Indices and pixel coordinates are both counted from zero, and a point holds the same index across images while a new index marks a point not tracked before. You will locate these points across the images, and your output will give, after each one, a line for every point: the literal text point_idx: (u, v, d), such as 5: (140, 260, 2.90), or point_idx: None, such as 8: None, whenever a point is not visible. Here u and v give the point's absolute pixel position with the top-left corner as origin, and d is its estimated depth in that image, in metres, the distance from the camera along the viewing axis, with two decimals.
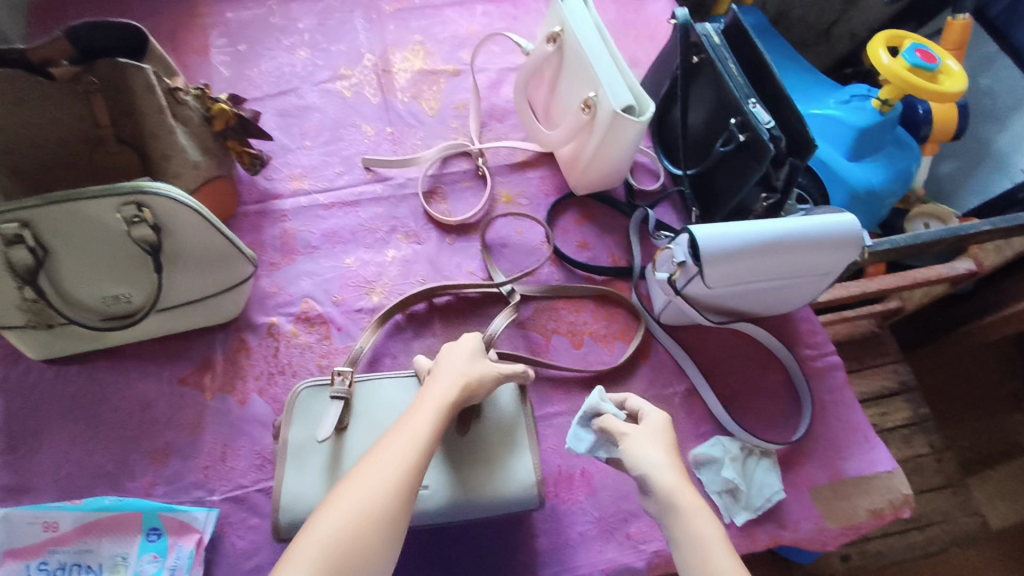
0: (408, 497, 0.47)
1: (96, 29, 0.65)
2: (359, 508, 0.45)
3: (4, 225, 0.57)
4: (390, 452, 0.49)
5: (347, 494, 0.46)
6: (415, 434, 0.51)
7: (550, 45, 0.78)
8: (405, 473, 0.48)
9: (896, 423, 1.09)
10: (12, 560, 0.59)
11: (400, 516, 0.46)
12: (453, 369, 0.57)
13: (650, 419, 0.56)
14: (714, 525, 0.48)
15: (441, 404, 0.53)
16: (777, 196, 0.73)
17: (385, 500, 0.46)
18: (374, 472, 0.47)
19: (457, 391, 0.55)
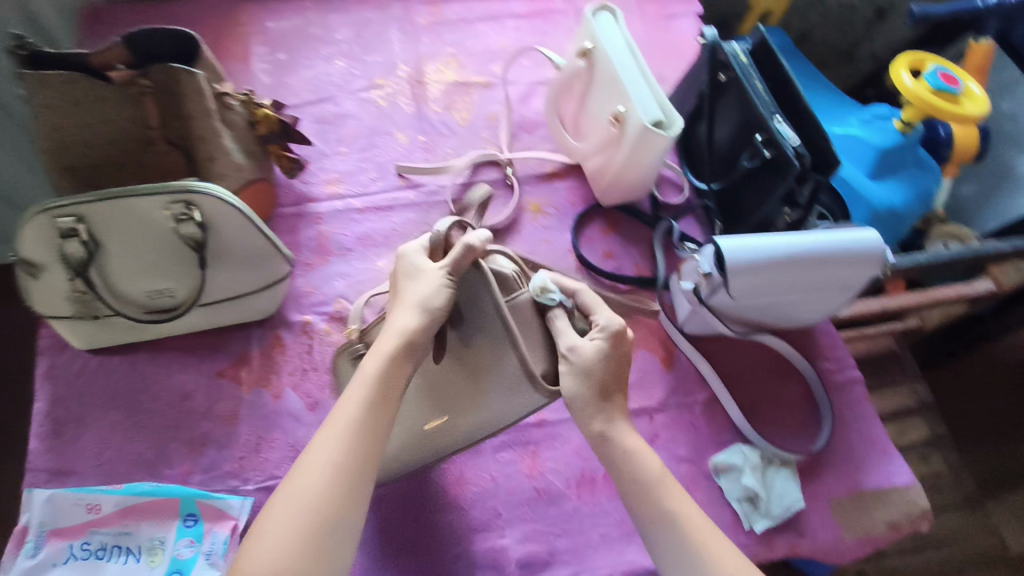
0: (348, 485, 0.48)
1: (153, 36, 0.69)
2: (302, 499, 0.47)
3: (62, 219, 0.61)
4: (324, 447, 0.49)
5: (282, 507, 0.47)
6: (350, 417, 0.51)
7: (581, 60, 0.81)
8: (340, 463, 0.49)
9: (914, 442, 1.13)
10: (57, 539, 0.61)
11: (347, 506, 0.48)
12: (409, 291, 0.55)
13: (605, 326, 0.57)
14: (654, 463, 0.55)
15: (386, 352, 0.53)
16: (800, 211, 0.75)
17: (324, 500, 0.47)
18: (307, 475, 0.48)
19: (416, 317, 0.54)
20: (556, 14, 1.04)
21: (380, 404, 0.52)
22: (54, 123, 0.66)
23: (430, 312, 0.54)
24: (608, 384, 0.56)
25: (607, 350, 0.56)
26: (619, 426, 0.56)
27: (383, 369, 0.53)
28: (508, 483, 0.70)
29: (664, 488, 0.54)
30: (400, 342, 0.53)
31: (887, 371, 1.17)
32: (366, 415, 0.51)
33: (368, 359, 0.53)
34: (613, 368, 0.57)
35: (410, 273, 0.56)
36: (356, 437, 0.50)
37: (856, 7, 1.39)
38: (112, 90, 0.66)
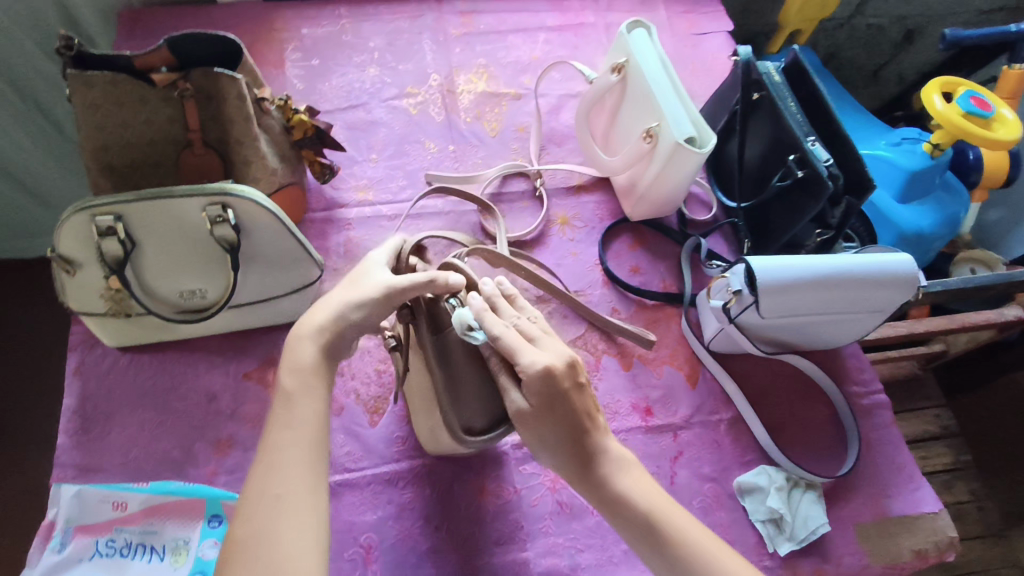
0: (300, 507, 0.46)
1: (194, 41, 0.69)
2: (264, 518, 0.45)
3: (101, 218, 0.61)
4: (264, 481, 0.47)
5: (240, 558, 0.44)
6: (285, 443, 0.49)
7: (614, 75, 0.81)
8: (282, 492, 0.47)
9: (937, 468, 1.13)
10: (83, 535, 0.62)
11: (305, 527, 0.46)
12: (335, 293, 0.57)
13: (527, 372, 0.52)
14: (643, 495, 0.52)
15: (302, 361, 0.53)
16: (831, 232, 0.76)
17: (280, 530, 0.45)
18: (250, 515, 0.46)
19: (329, 316, 0.55)
20: (587, 27, 1.05)
21: (310, 418, 0.51)
22: (96, 123, 0.67)
23: (340, 314, 0.55)
24: (568, 425, 0.53)
25: (535, 400, 0.52)
26: (600, 461, 0.53)
27: (304, 383, 0.52)
28: (531, 496, 0.69)
29: (660, 523, 0.51)
30: (315, 349, 0.54)
31: (910, 395, 1.17)
32: (302, 435, 0.50)
33: (284, 376, 0.53)
34: (562, 408, 0.53)
35: (356, 277, 0.58)
36: (297, 459, 0.49)
37: (885, 28, 1.38)
38: (154, 92, 0.68)
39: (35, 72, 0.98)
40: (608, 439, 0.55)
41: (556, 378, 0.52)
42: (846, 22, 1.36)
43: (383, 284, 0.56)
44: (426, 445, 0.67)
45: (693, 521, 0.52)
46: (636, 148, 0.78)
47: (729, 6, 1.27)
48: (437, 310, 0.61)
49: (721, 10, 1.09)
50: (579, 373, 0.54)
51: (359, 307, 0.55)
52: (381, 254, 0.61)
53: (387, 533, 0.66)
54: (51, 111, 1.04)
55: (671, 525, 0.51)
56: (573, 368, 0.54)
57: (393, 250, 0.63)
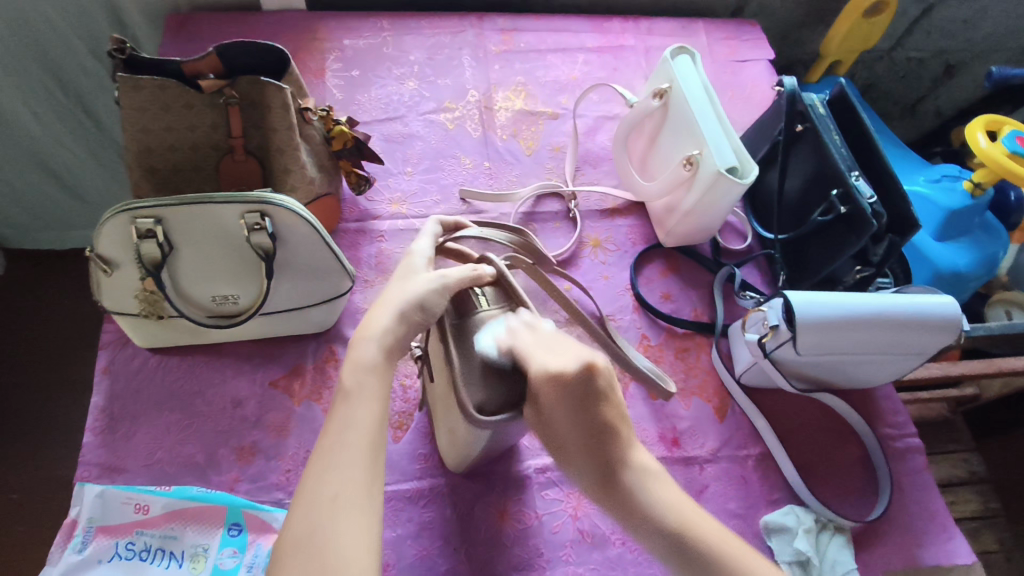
0: (356, 511, 0.42)
1: (242, 49, 0.70)
2: (322, 512, 0.42)
3: (141, 220, 0.61)
4: (320, 480, 0.43)
5: (294, 557, 0.40)
6: (343, 442, 0.45)
7: (656, 100, 0.80)
8: (340, 493, 0.43)
9: (965, 515, 1.10)
10: (104, 536, 0.61)
11: (361, 533, 0.42)
12: (390, 293, 0.53)
13: (535, 373, 0.51)
14: (670, 508, 0.45)
15: (366, 361, 0.49)
16: (871, 270, 0.74)
17: (334, 535, 0.41)
18: (303, 515, 0.41)
19: (392, 319, 0.51)
20: (626, 50, 1.05)
21: (374, 419, 0.47)
22: (142, 126, 0.68)
23: (405, 313, 0.52)
24: (583, 429, 0.49)
25: (551, 406, 0.50)
26: (619, 475, 0.47)
27: (369, 381, 0.48)
28: (552, 522, 0.68)
29: (689, 539, 0.44)
30: (378, 349, 0.50)
31: (939, 437, 1.15)
32: (362, 436, 0.46)
33: (346, 372, 0.49)
34: (578, 411, 0.49)
35: (404, 274, 0.55)
36: (357, 460, 0.44)
37: (925, 61, 1.37)
38: (200, 98, 0.68)
39: (81, 71, 1.00)
40: (631, 450, 0.48)
41: (564, 381, 0.49)
42: (885, 55, 1.35)
43: (438, 278, 0.54)
44: (452, 467, 0.68)
45: (738, 542, 0.45)
46: (676, 174, 0.77)
47: (768, 33, 1.27)
48: (466, 298, 0.58)
49: (762, 38, 1.08)
50: (601, 379, 0.49)
51: (423, 302, 0.53)
52: (424, 245, 0.59)
53: (405, 552, 0.65)
54: (92, 108, 1.05)
55: (708, 542, 0.44)
56: (591, 372, 0.49)
57: (432, 237, 0.61)
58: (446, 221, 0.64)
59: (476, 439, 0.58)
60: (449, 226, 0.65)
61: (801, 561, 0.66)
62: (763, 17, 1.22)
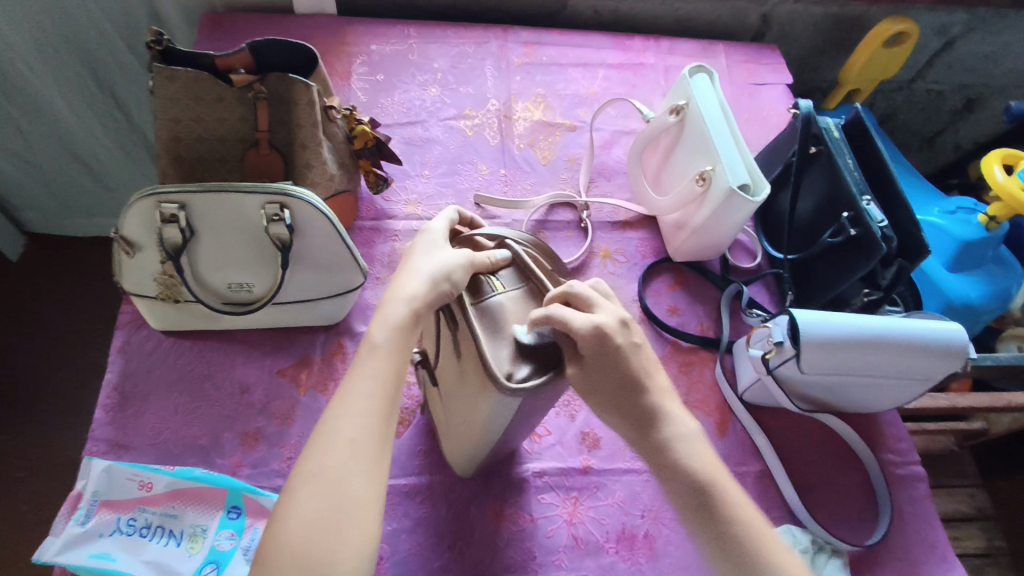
0: (370, 458, 0.44)
1: (272, 46, 0.72)
2: (337, 452, 0.44)
3: (166, 205, 0.63)
4: (338, 423, 0.45)
5: (309, 491, 0.42)
6: (364, 392, 0.47)
7: (672, 116, 0.81)
8: (357, 437, 0.45)
9: (970, 551, 1.07)
10: (106, 510, 0.62)
11: (372, 479, 0.44)
12: (416, 261, 0.54)
13: (580, 331, 0.49)
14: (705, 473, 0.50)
15: (394, 320, 0.50)
16: (879, 293, 0.75)
17: (346, 476, 0.43)
18: (320, 452, 0.44)
19: (424, 286, 0.51)
20: (646, 68, 1.07)
21: (397, 373, 0.49)
22: (173, 116, 0.71)
23: (437, 281, 0.51)
24: (624, 375, 0.52)
25: (591, 357, 0.51)
26: (650, 416, 0.52)
27: (397, 338, 0.50)
28: (547, 526, 0.68)
29: (707, 485, 0.50)
30: (408, 311, 0.50)
31: (946, 470, 1.13)
32: (382, 388, 0.47)
33: (374, 328, 0.50)
34: (616, 360, 0.51)
35: (426, 248, 0.55)
36: (375, 411, 0.46)
37: (945, 95, 1.38)
38: (229, 91, 0.71)
39: (116, 63, 1.04)
40: (664, 401, 0.53)
41: (609, 338, 0.50)
42: (905, 86, 1.35)
43: (465, 255, 0.54)
44: (457, 469, 0.68)
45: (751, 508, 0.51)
46: (688, 190, 0.78)
47: (789, 60, 1.28)
48: (479, 283, 0.56)
49: (781, 63, 1.10)
50: (633, 334, 0.53)
51: (453, 274, 0.52)
52: (440, 223, 0.58)
53: (399, 546, 0.65)
54: (124, 101, 1.09)
55: (726, 503, 0.49)
56: (627, 327, 0.53)
57: (447, 220, 0.60)
58: (464, 212, 0.64)
59: (496, 420, 0.54)
60: (463, 220, 0.65)
61: None
62: (784, 43, 1.23)
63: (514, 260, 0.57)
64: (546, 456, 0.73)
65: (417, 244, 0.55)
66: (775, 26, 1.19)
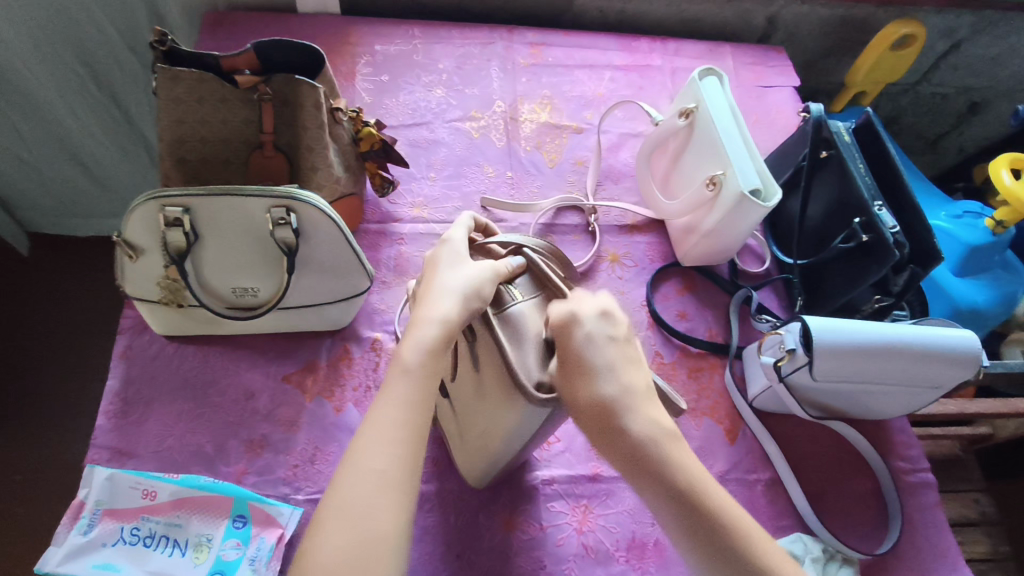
0: (398, 490, 0.43)
1: (278, 47, 0.71)
2: (365, 483, 0.43)
3: (169, 209, 0.62)
4: (366, 452, 0.44)
5: (338, 524, 0.41)
6: (392, 419, 0.46)
7: (681, 119, 0.81)
8: (387, 469, 0.44)
9: (974, 556, 1.06)
10: (110, 519, 0.61)
11: (400, 511, 0.43)
12: (443, 276, 0.52)
13: (554, 315, 0.49)
14: (679, 467, 0.47)
15: (426, 342, 0.49)
16: (891, 299, 0.74)
17: (375, 508, 0.42)
18: (349, 485, 0.43)
19: (457, 305, 0.50)
20: (653, 69, 1.06)
21: (425, 400, 0.47)
22: (177, 117, 0.70)
23: (468, 299, 0.50)
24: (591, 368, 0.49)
25: (563, 350, 0.49)
26: (617, 409, 0.49)
27: (427, 362, 0.48)
28: (557, 535, 0.68)
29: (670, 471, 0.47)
30: (440, 331, 0.49)
31: (950, 475, 1.13)
32: (411, 415, 0.46)
33: (405, 349, 0.49)
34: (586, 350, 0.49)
35: (451, 262, 0.53)
36: (404, 440, 0.45)
37: (950, 97, 1.37)
38: (235, 93, 0.69)
39: (116, 62, 1.02)
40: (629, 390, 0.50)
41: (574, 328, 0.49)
42: (910, 89, 1.35)
43: (489, 268, 0.52)
44: (474, 481, 0.67)
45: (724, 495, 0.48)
46: (698, 194, 0.77)
47: (794, 61, 1.28)
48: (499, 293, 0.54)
49: (788, 65, 1.09)
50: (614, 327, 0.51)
51: (483, 290, 0.51)
52: (459, 232, 0.56)
53: (407, 555, 0.64)
54: (124, 100, 1.08)
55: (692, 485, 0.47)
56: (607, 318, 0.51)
57: (465, 229, 0.58)
58: (479, 217, 0.62)
59: (524, 430, 0.54)
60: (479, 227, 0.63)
61: None
62: (789, 45, 1.23)
63: (531, 267, 0.55)
64: (555, 464, 0.72)
65: (442, 260, 0.54)
66: (781, 28, 1.19)
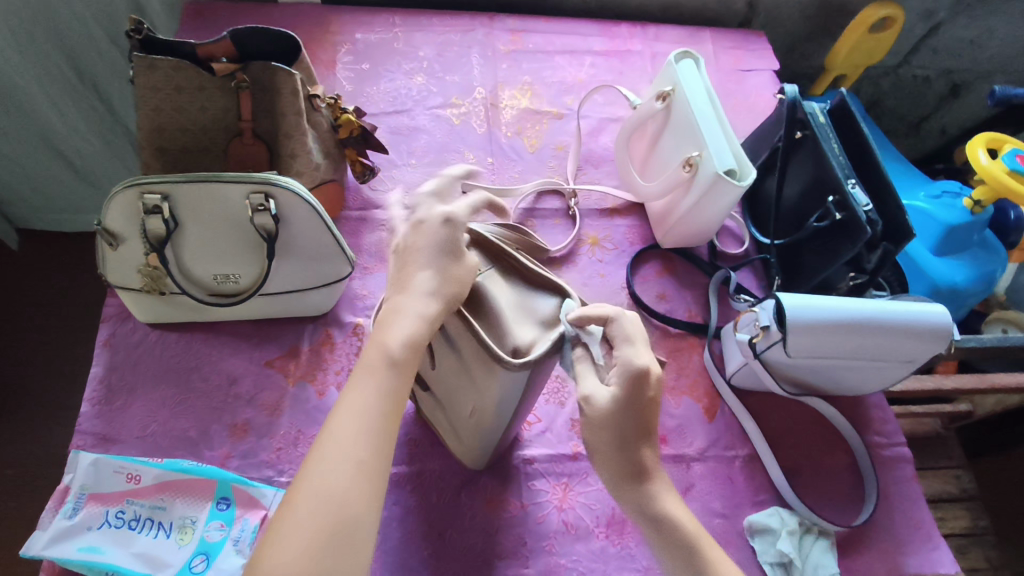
0: (376, 480, 0.44)
1: (254, 35, 0.72)
2: (344, 470, 0.43)
3: (149, 196, 0.63)
4: (345, 440, 0.44)
5: (312, 509, 0.41)
6: (372, 409, 0.46)
7: (658, 102, 0.81)
8: (366, 459, 0.44)
9: (953, 530, 1.09)
10: (94, 503, 0.62)
11: (374, 499, 0.43)
12: (421, 269, 0.52)
13: (638, 364, 0.48)
14: (686, 518, 0.51)
15: (407, 334, 0.49)
16: (864, 277, 0.77)
17: (352, 496, 0.42)
18: (327, 471, 0.42)
19: (437, 302, 0.50)
20: (633, 55, 1.06)
21: (402, 395, 0.48)
22: (154, 106, 0.70)
23: (447, 295, 0.50)
24: (640, 433, 0.50)
25: (621, 397, 0.48)
26: (649, 471, 0.51)
27: (409, 354, 0.49)
28: (538, 512, 0.69)
29: (676, 524, 0.50)
30: (422, 326, 0.49)
31: (931, 452, 1.14)
32: (388, 408, 0.47)
33: (385, 338, 0.49)
34: (636, 413, 0.49)
35: (428, 254, 0.53)
36: (381, 431, 0.45)
37: (931, 80, 1.38)
38: (212, 81, 0.70)
39: (98, 54, 1.02)
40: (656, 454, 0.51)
41: (647, 387, 0.48)
42: (891, 72, 1.36)
43: (461, 256, 0.53)
44: (467, 461, 0.68)
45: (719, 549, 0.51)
46: (675, 176, 0.78)
47: (776, 46, 1.28)
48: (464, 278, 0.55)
49: (768, 49, 1.10)
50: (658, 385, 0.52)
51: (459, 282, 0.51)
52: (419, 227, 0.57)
53: (390, 534, 0.66)
54: (107, 93, 1.08)
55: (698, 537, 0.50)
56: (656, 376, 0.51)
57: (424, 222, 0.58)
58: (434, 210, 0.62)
59: (505, 403, 0.56)
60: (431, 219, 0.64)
61: (784, 562, 0.67)
62: (770, 29, 1.24)
63: (493, 246, 0.56)
64: (536, 444, 0.73)
65: (414, 251, 0.53)
66: (762, 13, 1.19)
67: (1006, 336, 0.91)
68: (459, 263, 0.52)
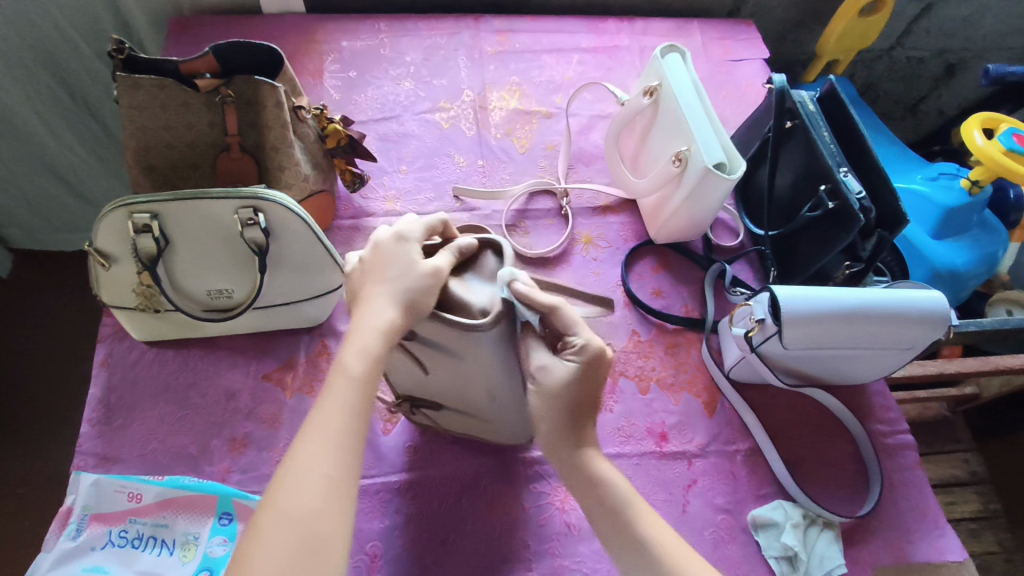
0: (343, 494, 0.44)
1: (236, 50, 0.72)
2: (307, 488, 0.43)
3: (137, 215, 0.63)
4: (311, 458, 0.45)
5: (278, 530, 0.41)
6: (337, 425, 0.46)
7: (646, 97, 0.81)
8: (333, 475, 0.44)
9: (965, 515, 1.10)
10: (98, 524, 0.62)
11: (342, 513, 0.44)
12: (375, 288, 0.51)
13: (590, 348, 0.51)
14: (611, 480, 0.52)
15: (371, 349, 0.48)
16: (860, 265, 0.75)
17: (318, 513, 0.43)
18: (295, 489, 0.43)
19: (396, 313, 0.49)
20: (621, 50, 1.06)
21: (368, 409, 0.48)
22: (140, 124, 0.70)
23: (405, 301, 0.49)
24: (581, 404, 0.53)
25: (580, 369, 0.51)
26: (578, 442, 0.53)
27: (372, 369, 0.48)
28: (540, 514, 0.68)
29: (600, 481, 0.52)
30: (383, 339, 0.49)
31: (939, 437, 1.15)
32: (354, 421, 0.47)
33: (347, 356, 0.48)
34: (583, 382, 0.51)
35: (378, 271, 0.52)
36: (347, 446, 0.46)
37: (925, 61, 1.37)
38: (197, 96, 0.70)
39: (86, 74, 1.02)
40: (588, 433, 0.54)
41: (599, 365, 0.51)
42: (885, 54, 1.35)
43: (409, 257, 0.52)
44: (502, 441, 0.70)
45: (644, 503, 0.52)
46: (665, 171, 0.77)
47: (766, 34, 1.27)
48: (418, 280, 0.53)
49: (757, 38, 1.09)
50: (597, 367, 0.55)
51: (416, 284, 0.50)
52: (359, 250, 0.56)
53: (392, 543, 0.66)
54: (98, 112, 1.08)
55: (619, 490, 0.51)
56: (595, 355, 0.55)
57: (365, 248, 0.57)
58: None
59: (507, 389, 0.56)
60: None
61: (788, 556, 0.66)
62: (760, 17, 1.23)
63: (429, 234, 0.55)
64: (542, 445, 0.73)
65: (373, 269, 0.52)
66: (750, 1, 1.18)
67: (1009, 317, 0.90)
68: (408, 263, 0.51)
